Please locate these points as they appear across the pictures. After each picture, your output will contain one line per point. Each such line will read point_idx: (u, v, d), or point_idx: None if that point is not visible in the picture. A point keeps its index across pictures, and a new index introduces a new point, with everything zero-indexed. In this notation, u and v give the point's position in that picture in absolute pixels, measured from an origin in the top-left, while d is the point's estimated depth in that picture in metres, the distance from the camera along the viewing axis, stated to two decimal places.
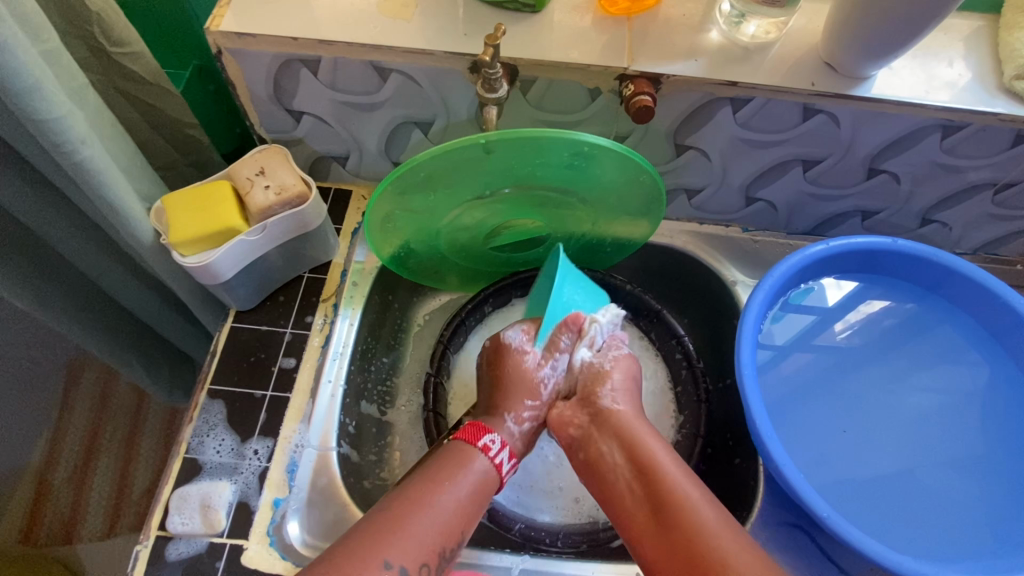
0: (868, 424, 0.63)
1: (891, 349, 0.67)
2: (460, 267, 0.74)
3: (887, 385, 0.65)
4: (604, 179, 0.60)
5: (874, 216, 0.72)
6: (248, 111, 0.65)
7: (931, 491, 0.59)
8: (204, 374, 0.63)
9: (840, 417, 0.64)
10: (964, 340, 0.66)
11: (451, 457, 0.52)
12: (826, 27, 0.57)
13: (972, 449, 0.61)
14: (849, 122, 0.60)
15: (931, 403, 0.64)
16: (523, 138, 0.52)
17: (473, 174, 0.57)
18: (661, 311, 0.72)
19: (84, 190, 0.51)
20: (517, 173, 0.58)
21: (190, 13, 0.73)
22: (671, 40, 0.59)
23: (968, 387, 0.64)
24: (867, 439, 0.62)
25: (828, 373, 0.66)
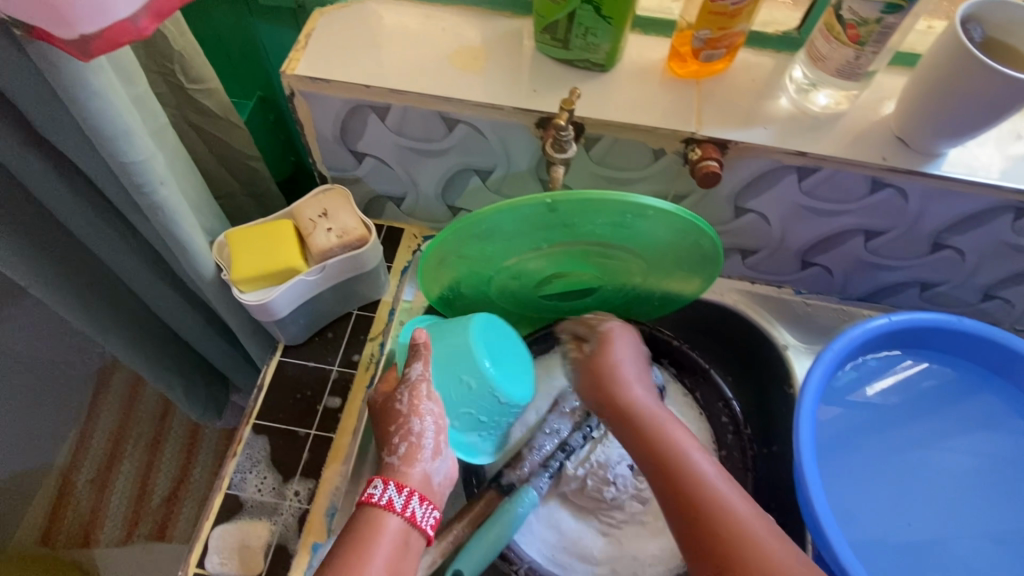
0: (912, 492, 0.60)
1: (932, 412, 0.64)
2: (504, 308, 0.72)
3: (931, 453, 0.62)
4: (656, 239, 0.59)
5: (934, 288, 0.71)
6: (312, 150, 0.66)
7: (965, 563, 0.57)
8: (250, 408, 0.63)
9: (871, 474, 0.61)
10: (1004, 409, 0.64)
11: (355, 530, 0.50)
12: (900, 101, 0.57)
13: (1011, 523, 0.59)
14: (918, 197, 0.59)
15: (968, 469, 0.61)
16: (584, 199, 0.52)
17: (532, 227, 0.56)
18: (709, 370, 0.70)
19: (156, 227, 0.52)
20: (576, 230, 0.58)
21: (260, 48, 0.74)
22: (740, 106, 0.59)
23: (1007, 457, 0.61)
24: (912, 507, 0.59)
25: (873, 438, 0.63)
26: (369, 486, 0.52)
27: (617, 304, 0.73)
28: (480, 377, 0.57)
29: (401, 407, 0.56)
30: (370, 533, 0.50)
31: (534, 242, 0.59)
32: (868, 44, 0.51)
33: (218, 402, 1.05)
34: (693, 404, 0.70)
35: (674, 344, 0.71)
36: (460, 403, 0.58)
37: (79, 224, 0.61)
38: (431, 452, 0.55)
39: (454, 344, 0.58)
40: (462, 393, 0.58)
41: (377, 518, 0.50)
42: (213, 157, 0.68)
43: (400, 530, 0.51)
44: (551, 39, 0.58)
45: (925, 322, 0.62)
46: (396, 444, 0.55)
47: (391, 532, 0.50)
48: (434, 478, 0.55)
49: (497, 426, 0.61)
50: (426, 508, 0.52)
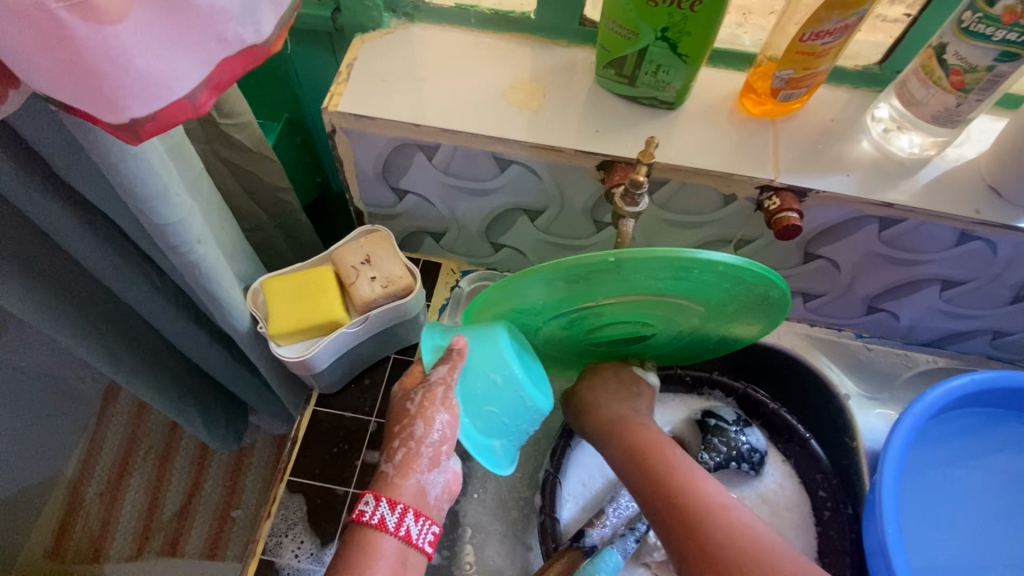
0: (972, 533, 0.58)
1: (980, 440, 0.60)
2: (545, 356, 0.64)
3: (987, 495, 0.59)
4: (723, 290, 0.52)
5: (1006, 337, 0.66)
6: (350, 185, 0.61)
7: None
8: (284, 464, 0.59)
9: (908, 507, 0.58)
10: None
11: (351, 551, 0.47)
12: (994, 149, 0.52)
13: None
14: (1008, 250, 0.55)
15: (1000, 495, 0.59)
16: (652, 255, 0.45)
17: (582, 286, 0.49)
18: (808, 438, 0.67)
19: (190, 283, 0.47)
20: (632, 287, 0.51)
21: (291, 69, 0.70)
22: (818, 148, 0.54)
23: None
24: (970, 549, 0.57)
25: (937, 481, 0.59)
26: (361, 502, 0.50)
27: (671, 356, 0.68)
28: (509, 375, 0.51)
29: (408, 408, 0.53)
30: (364, 556, 0.47)
31: (584, 301, 0.52)
32: (973, 92, 0.46)
33: (236, 425, 1.01)
34: (791, 471, 0.67)
35: (773, 406, 0.69)
36: (477, 401, 0.52)
37: (102, 266, 0.56)
38: (429, 463, 0.51)
39: (486, 354, 0.52)
40: (489, 391, 0.52)
41: (373, 538, 0.48)
42: (241, 190, 0.64)
43: (397, 550, 0.48)
44: (616, 75, 0.53)
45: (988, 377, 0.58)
46: (393, 449, 0.51)
47: (387, 554, 0.47)
48: (431, 492, 0.51)
49: (521, 433, 0.54)
50: (422, 525, 0.50)
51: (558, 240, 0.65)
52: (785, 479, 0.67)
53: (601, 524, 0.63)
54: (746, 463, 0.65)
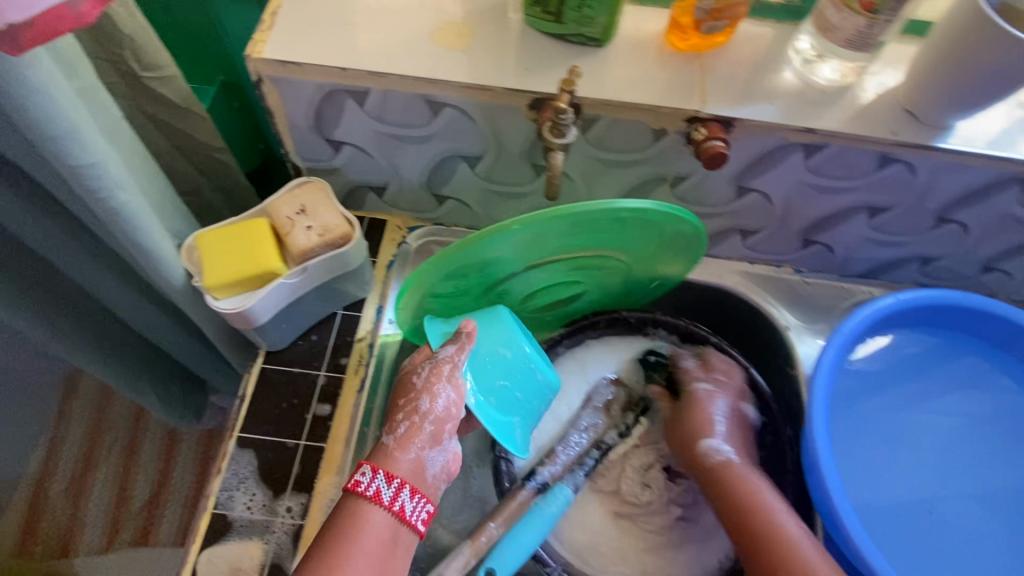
0: (927, 464, 0.60)
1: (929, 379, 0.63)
2: None
3: (933, 434, 0.61)
4: (646, 238, 0.55)
5: (934, 262, 0.69)
6: (284, 139, 0.61)
7: (958, 526, 0.58)
8: (233, 421, 0.59)
9: (866, 445, 0.60)
10: (996, 369, 0.63)
11: (339, 521, 0.48)
12: (910, 73, 0.54)
13: (1002, 484, 0.60)
14: (927, 172, 0.57)
15: (957, 431, 0.61)
16: (562, 216, 0.47)
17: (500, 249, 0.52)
18: (749, 368, 0.68)
19: (116, 234, 0.47)
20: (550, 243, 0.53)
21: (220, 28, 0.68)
22: (743, 79, 0.56)
23: (996, 417, 0.62)
24: (912, 475, 0.60)
25: (891, 418, 0.62)
26: (358, 473, 0.50)
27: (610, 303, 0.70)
28: (518, 351, 0.58)
29: (415, 382, 0.54)
30: (351, 529, 0.47)
31: (512, 266, 0.55)
32: (882, 13, 0.48)
33: (195, 403, 1.01)
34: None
35: (715, 338, 0.70)
36: (495, 384, 0.58)
37: (30, 230, 0.55)
38: (431, 438, 0.52)
39: (489, 331, 0.58)
40: (504, 371, 0.58)
41: (363, 510, 0.48)
42: (173, 150, 0.63)
43: (388, 524, 0.48)
44: (543, 13, 0.53)
45: (927, 299, 0.61)
46: (397, 422, 0.53)
47: (374, 527, 0.48)
48: (429, 464, 0.52)
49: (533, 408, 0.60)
50: (416, 501, 0.50)
51: (499, 188, 0.65)
52: None
53: (555, 460, 0.63)
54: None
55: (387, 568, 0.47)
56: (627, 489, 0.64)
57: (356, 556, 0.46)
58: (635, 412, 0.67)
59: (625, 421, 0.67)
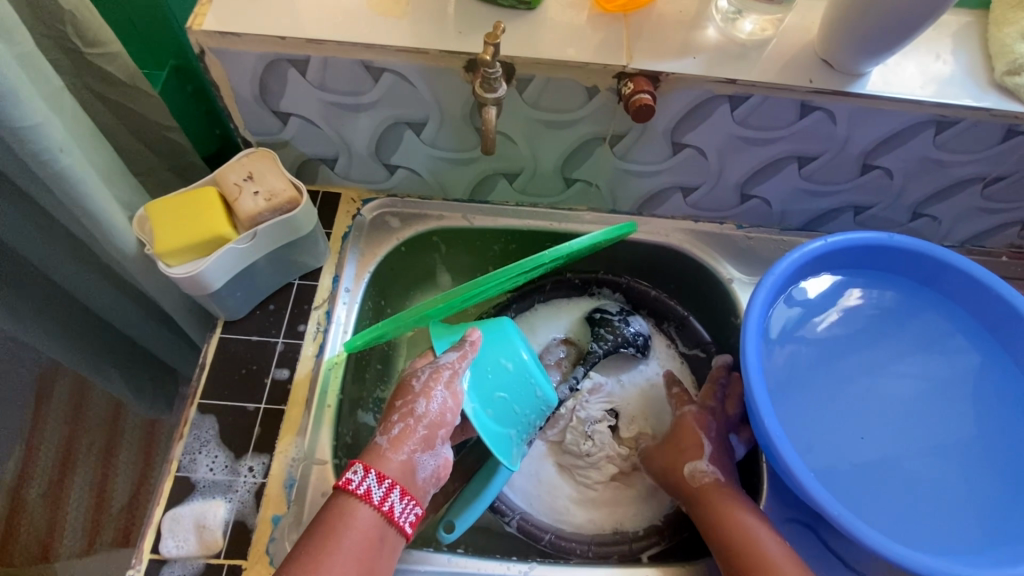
0: (886, 420, 0.63)
1: (886, 341, 0.66)
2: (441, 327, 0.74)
3: (874, 384, 0.65)
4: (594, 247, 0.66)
5: (867, 211, 0.73)
6: (232, 113, 0.63)
7: (920, 477, 0.60)
8: (193, 389, 0.61)
9: (828, 408, 0.63)
10: (951, 328, 0.67)
11: (327, 518, 0.49)
12: (822, 25, 0.58)
13: (960, 434, 0.62)
14: (845, 118, 0.60)
15: (913, 387, 0.65)
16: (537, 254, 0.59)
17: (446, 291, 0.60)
18: (687, 317, 0.75)
19: (63, 200, 0.49)
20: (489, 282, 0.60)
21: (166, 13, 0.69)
22: (669, 36, 0.59)
23: (953, 373, 0.65)
24: (859, 424, 0.63)
25: (849, 379, 0.65)
26: (350, 472, 0.50)
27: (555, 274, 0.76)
28: (519, 362, 0.59)
29: (414, 385, 0.55)
30: (339, 526, 0.48)
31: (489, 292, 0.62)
32: None
33: (169, 393, 0.98)
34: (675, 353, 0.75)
35: (655, 293, 0.76)
36: (493, 389, 0.58)
37: None
38: (423, 441, 0.53)
39: (493, 334, 0.60)
40: (502, 379, 0.58)
41: (350, 507, 0.49)
42: (124, 129, 0.64)
43: (374, 522, 0.49)
44: None
45: (862, 242, 0.65)
46: (392, 423, 0.54)
47: (361, 525, 0.49)
48: (419, 467, 0.53)
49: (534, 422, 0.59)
50: (406, 503, 0.51)
51: (446, 154, 0.67)
52: (671, 357, 0.75)
53: None
54: (633, 347, 0.73)
55: (371, 568, 0.48)
56: (571, 440, 0.67)
57: (342, 553, 0.47)
58: (584, 365, 0.70)
59: (575, 374, 0.70)
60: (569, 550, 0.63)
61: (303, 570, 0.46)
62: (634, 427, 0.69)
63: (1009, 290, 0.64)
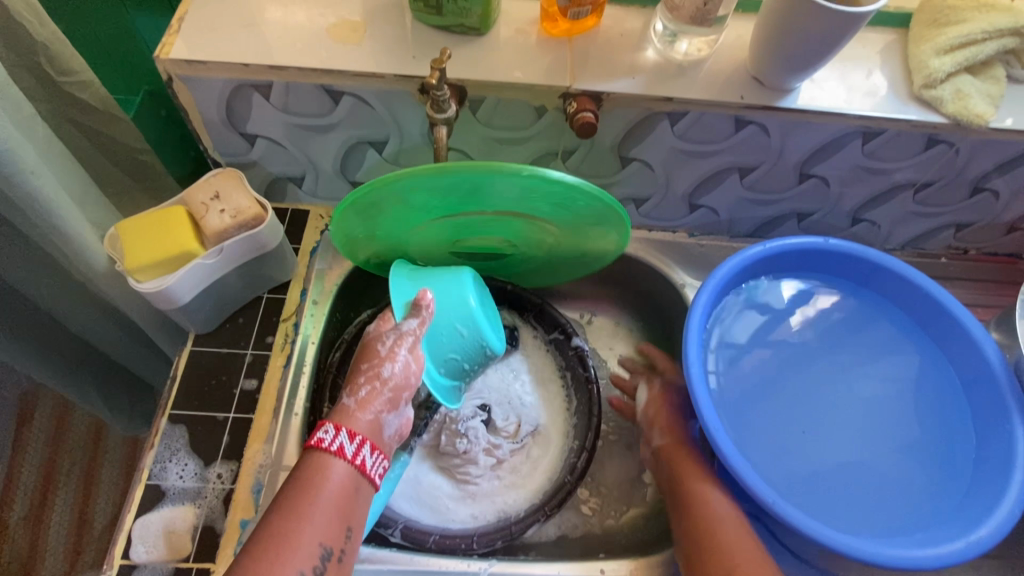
0: (831, 418, 0.66)
1: (831, 345, 0.70)
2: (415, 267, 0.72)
3: (817, 387, 0.68)
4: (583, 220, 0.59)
5: (810, 217, 0.77)
6: (201, 136, 0.66)
7: (865, 472, 0.63)
8: (165, 400, 0.63)
9: (776, 408, 0.67)
10: (897, 332, 0.70)
11: (302, 473, 0.50)
12: (752, 46, 0.62)
13: (904, 431, 0.66)
14: (778, 131, 0.65)
15: (857, 388, 0.68)
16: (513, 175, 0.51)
17: (439, 197, 0.55)
18: (543, 303, 0.76)
19: (34, 220, 0.51)
20: (483, 205, 0.57)
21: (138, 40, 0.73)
22: (611, 58, 0.63)
23: (895, 372, 0.69)
24: (805, 422, 0.66)
25: (796, 380, 0.68)
26: (320, 432, 0.52)
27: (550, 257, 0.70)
28: (473, 328, 0.62)
29: (380, 348, 0.57)
30: (314, 479, 0.49)
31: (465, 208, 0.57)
32: None
33: (145, 411, 1.02)
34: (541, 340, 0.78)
35: (509, 285, 0.76)
36: (448, 352, 0.63)
37: None
38: (388, 403, 0.56)
39: (450, 299, 0.62)
40: (456, 342, 0.62)
41: (324, 464, 0.50)
42: (97, 153, 0.67)
43: (348, 474, 0.51)
44: (425, 7, 0.60)
45: (798, 246, 0.69)
46: (359, 385, 0.55)
47: (337, 478, 0.50)
48: (385, 426, 0.56)
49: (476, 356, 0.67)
50: (375, 457, 0.53)
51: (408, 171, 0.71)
52: (538, 346, 0.78)
53: None
54: None
55: (349, 514, 0.49)
56: (446, 442, 0.69)
57: (320, 502, 0.48)
58: None
59: None
60: (455, 545, 0.62)
61: (285, 522, 0.47)
62: (507, 419, 0.72)
63: (939, 289, 0.68)
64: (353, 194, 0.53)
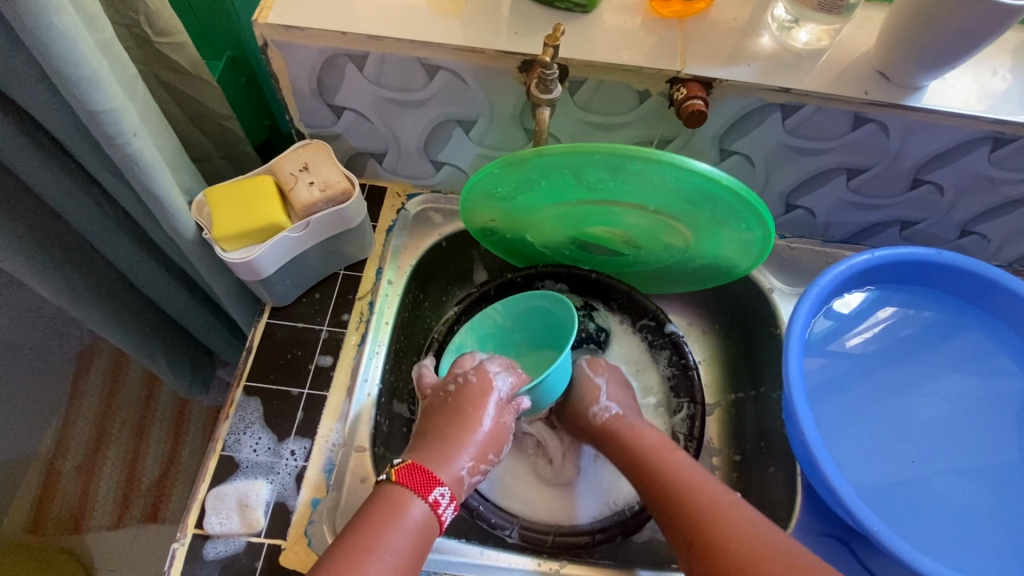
0: (931, 443, 0.63)
1: (931, 365, 0.66)
2: (522, 248, 0.72)
3: (909, 403, 0.65)
4: (716, 217, 0.55)
5: (913, 226, 0.73)
6: (289, 105, 0.65)
7: (961, 502, 0.59)
8: (240, 370, 0.63)
9: (868, 425, 0.64)
10: (1005, 355, 0.66)
11: (379, 509, 0.49)
12: (879, 36, 0.57)
13: (1008, 463, 0.61)
14: (899, 132, 0.60)
15: (958, 414, 0.64)
16: (651, 158, 0.48)
17: (607, 180, 0.52)
18: (631, 291, 0.73)
19: (131, 183, 0.51)
20: (642, 198, 0.55)
21: (231, 15, 0.70)
22: (721, 43, 0.58)
23: (1002, 400, 0.64)
24: (900, 444, 0.63)
25: (892, 398, 0.65)
26: (437, 491, 0.51)
27: (668, 259, 0.68)
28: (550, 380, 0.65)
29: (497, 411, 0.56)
30: (391, 513, 0.48)
31: (594, 193, 0.56)
32: None
33: (204, 375, 1.05)
34: (628, 328, 0.75)
35: (594, 275, 0.72)
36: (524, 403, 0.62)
37: (49, 189, 0.59)
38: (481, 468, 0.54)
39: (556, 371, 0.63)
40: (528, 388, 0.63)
41: (404, 503, 0.49)
42: (184, 116, 0.66)
43: (424, 521, 0.49)
44: None
45: (908, 258, 0.65)
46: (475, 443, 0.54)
47: (413, 521, 0.49)
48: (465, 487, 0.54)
49: (486, 339, 0.69)
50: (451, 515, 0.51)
51: (493, 152, 0.68)
52: (625, 330, 0.75)
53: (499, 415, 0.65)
54: (594, 341, 0.74)
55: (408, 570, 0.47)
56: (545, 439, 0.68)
57: (387, 549, 0.46)
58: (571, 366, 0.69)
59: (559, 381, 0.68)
60: (575, 544, 0.61)
61: (352, 556, 0.45)
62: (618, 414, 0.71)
63: None
64: (526, 152, 0.50)
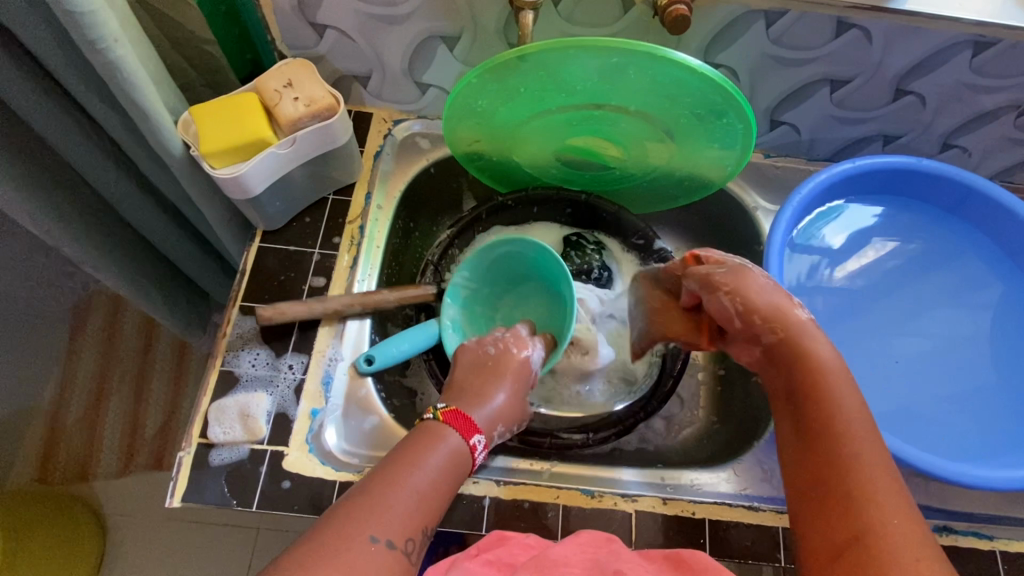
0: (907, 344, 0.65)
1: (908, 275, 0.69)
2: (508, 172, 0.72)
3: (890, 315, 0.67)
4: (697, 116, 0.56)
5: (896, 141, 0.74)
6: (270, 25, 0.64)
7: (937, 400, 0.62)
8: (234, 292, 0.64)
9: (849, 334, 0.66)
10: (982, 264, 0.68)
11: (417, 437, 0.49)
12: None
13: (982, 364, 0.64)
14: (881, 38, 0.60)
15: (932, 317, 0.67)
16: (630, 49, 0.48)
17: (588, 78, 0.53)
18: (620, 210, 0.74)
19: (115, 94, 0.51)
20: (625, 100, 0.56)
21: None
22: None
23: (976, 307, 0.67)
24: (878, 348, 0.65)
25: (871, 304, 0.67)
26: (477, 437, 0.51)
27: (654, 172, 0.69)
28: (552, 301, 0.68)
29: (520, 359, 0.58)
30: (433, 437, 0.49)
31: (579, 96, 0.56)
32: None
33: (200, 315, 1.06)
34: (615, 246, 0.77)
35: (582, 197, 0.74)
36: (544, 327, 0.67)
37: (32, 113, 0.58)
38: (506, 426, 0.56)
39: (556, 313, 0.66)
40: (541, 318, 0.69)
41: (441, 431, 0.50)
42: (164, 40, 0.66)
43: (458, 448, 0.50)
44: None
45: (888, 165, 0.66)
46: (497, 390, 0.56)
47: (451, 445, 0.49)
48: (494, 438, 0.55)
49: (469, 297, 0.69)
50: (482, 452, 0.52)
51: None
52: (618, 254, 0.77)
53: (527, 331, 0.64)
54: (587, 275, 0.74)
55: (442, 492, 0.47)
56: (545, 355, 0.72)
57: (427, 464, 0.47)
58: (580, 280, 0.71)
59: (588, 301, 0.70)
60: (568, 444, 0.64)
61: (395, 467, 0.46)
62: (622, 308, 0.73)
63: None
64: (507, 53, 0.50)
